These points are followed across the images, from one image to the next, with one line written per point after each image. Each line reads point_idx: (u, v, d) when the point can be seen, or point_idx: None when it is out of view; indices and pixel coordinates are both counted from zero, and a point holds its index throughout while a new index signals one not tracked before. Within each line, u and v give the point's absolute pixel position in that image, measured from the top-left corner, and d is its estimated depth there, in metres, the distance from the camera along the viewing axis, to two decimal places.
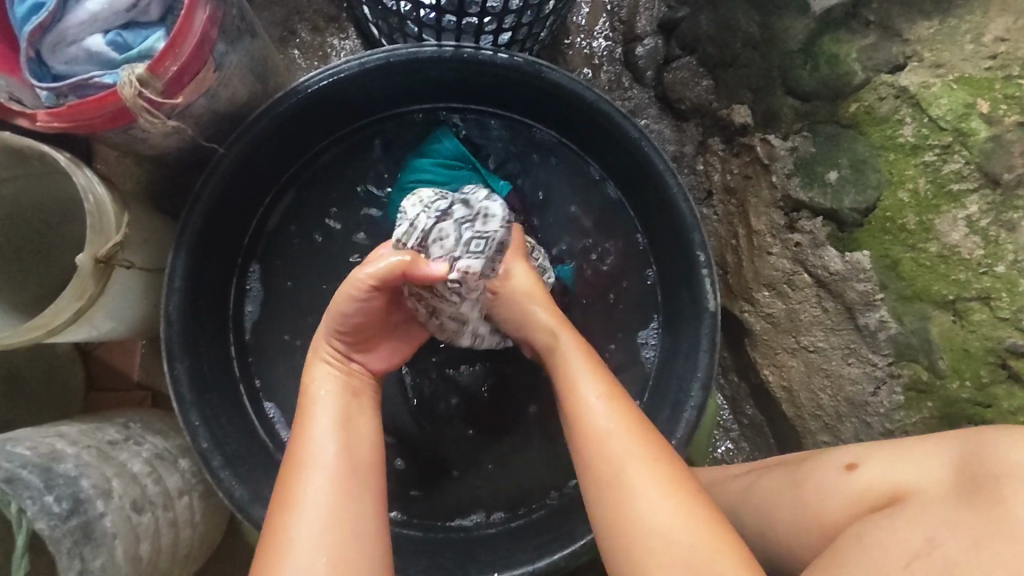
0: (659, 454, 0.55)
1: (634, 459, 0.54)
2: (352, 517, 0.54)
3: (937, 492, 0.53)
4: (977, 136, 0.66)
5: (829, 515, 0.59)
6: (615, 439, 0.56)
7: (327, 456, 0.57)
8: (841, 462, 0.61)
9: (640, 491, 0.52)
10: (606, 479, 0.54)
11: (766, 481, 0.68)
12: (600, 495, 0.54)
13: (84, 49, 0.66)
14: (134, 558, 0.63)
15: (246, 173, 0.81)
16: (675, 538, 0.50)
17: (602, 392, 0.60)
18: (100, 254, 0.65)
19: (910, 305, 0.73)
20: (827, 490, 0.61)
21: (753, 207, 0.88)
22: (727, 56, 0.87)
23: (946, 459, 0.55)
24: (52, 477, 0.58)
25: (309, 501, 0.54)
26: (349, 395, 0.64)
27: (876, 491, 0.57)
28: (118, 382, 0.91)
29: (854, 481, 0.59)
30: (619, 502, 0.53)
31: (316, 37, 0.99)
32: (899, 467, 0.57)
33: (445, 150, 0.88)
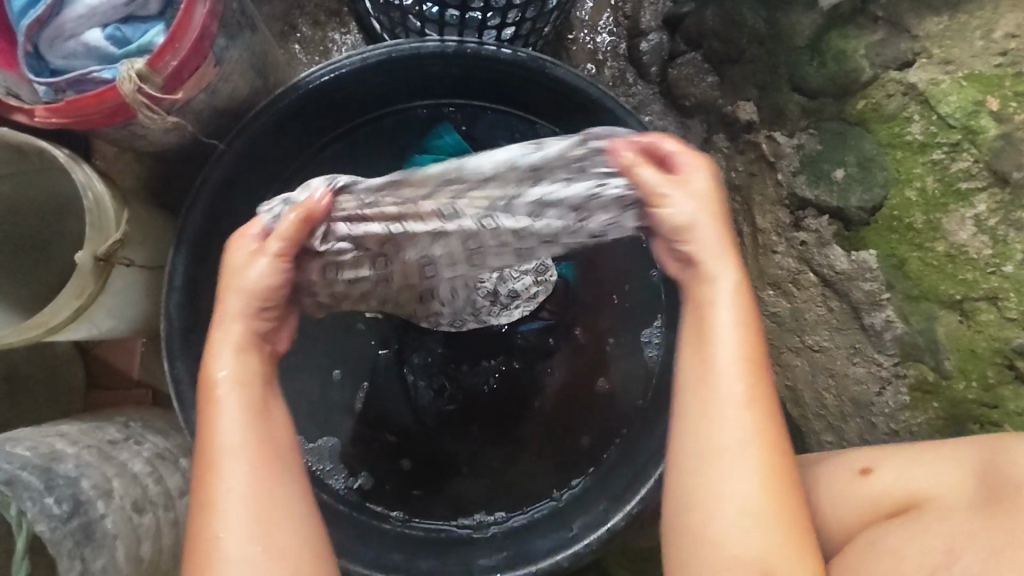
0: (767, 454, 0.55)
1: (744, 449, 0.55)
2: (286, 502, 0.55)
3: (958, 503, 0.57)
4: (987, 133, 0.65)
5: (838, 520, 0.61)
6: (732, 415, 0.55)
7: (236, 447, 0.55)
8: (853, 465, 0.62)
9: (739, 492, 0.54)
10: (710, 467, 0.55)
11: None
12: (692, 489, 0.56)
13: (83, 43, 0.65)
14: (135, 559, 0.63)
15: (247, 169, 0.80)
16: (750, 532, 0.54)
17: (738, 363, 0.56)
18: (100, 252, 0.65)
19: (916, 305, 0.73)
20: (838, 494, 0.61)
21: (758, 205, 0.87)
22: (733, 52, 0.86)
23: (963, 467, 0.58)
24: (53, 478, 0.58)
25: (233, 497, 0.54)
26: (258, 384, 0.59)
27: (891, 497, 0.59)
28: (119, 380, 0.90)
29: (870, 487, 0.60)
30: (714, 494, 0.55)
31: (316, 32, 0.98)
32: (915, 473, 0.59)
33: (447, 144, 0.88)
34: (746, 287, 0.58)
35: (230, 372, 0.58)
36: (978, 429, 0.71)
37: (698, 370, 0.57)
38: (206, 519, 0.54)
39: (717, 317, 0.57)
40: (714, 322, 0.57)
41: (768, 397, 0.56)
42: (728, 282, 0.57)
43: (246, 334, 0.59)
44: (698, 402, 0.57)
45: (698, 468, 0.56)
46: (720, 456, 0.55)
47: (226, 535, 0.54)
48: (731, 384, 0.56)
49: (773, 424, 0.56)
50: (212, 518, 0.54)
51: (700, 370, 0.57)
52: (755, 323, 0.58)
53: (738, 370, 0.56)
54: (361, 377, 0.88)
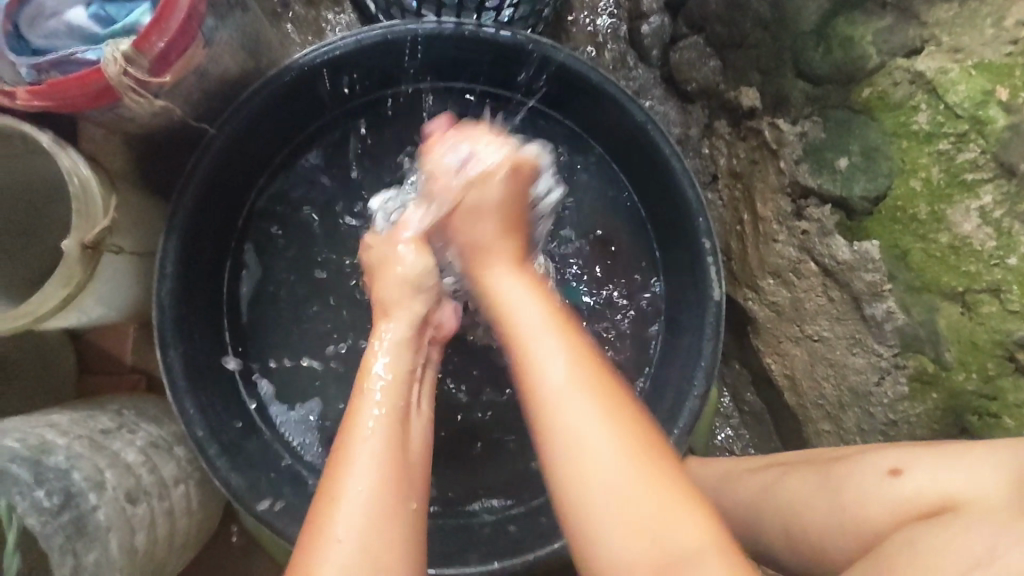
0: (622, 418, 0.53)
1: (572, 395, 0.53)
2: (412, 459, 0.58)
3: (990, 508, 0.51)
4: (995, 124, 0.64)
5: (869, 521, 0.58)
6: (564, 395, 0.54)
7: (374, 448, 0.56)
8: (882, 465, 0.60)
9: (598, 456, 0.51)
10: (555, 440, 0.52)
11: (794, 478, 0.68)
12: (559, 459, 0.52)
13: (65, 22, 0.63)
14: (130, 551, 0.62)
15: (240, 153, 0.78)
16: (614, 489, 0.50)
17: (570, 368, 0.55)
18: (87, 239, 0.63)
19: (917, 297, 0.72)
20: (867, 494, 0.59)
21: (759, 193, 0.86)
22: (735, 36, 0.84)
23: (997, 472, 0.53)
24: (43, 471, 0.57)
25: (369, 425, 0.58)
26: (406, 376, 0.64)
27: (924, 500, 0.55)
28: (110, 365, 0.89)
29: (898, 487, 0.58)
30: (569, 452, 0.52)
31: (310, 11, 0.95)
32: (945, 476, 0.55)
33: None
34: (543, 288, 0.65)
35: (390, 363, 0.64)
36: (976, 420, 0.71)
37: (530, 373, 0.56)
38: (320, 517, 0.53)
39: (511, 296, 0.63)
40: (528, 323, 0.59)
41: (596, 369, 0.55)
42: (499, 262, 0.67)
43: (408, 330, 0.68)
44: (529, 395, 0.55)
45: (563, 453, 0.52)
46: (548, 411, 0.54)
47: (358, 469, 0.55)
48: (554, 364, 0.55)
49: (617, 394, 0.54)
50: (336, 487, 0.54)
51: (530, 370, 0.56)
52: (569, 315, 0.61)
53: (572, 372, 0.55)
54: None
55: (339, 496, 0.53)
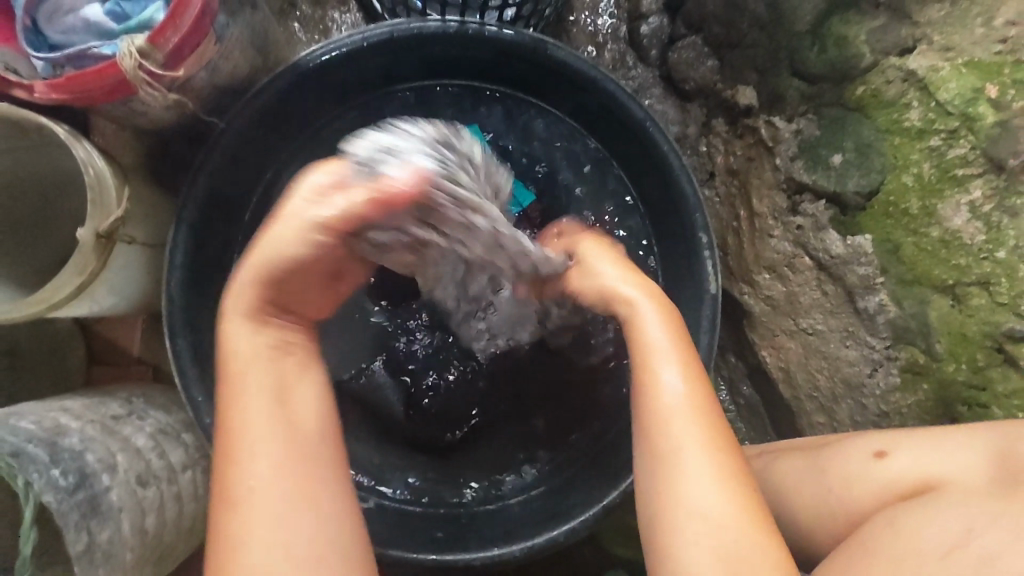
0: (725, 468, 0.55)
1: (689, 441, 0.56)
2: (321, 502, 0.55)
3: (971, 492, 0.53)
4: (984, 120, 0.66)
5: (854, 502, 0.60)
6: (691, 432, 0.56)
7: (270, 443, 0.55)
8: (869, 448, 0.61)
9: (698, 480, 0.54)
10: (665, 457, 0.56)
11: (784, 462, 0.69)
12: (658, 507, 0.55)
13: (82, 19, 0.64)
14: (140, 531, 0.63)
15: (248, 147, 0.80)
16: (714, 508, 0.53)
17: (688, 397, 0.58)
18: (101, 229, 0.65)
19: (910, 290, 0.74)
20: (854, 476, 0.61)
21: (755, 188, 0.88)
22: (732, 36, 0.86)
23: (979, 455, 0.55)
24: (58, 451, 0.58)
25: (252, 498, 0.53)
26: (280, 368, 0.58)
27: (909, 483, 0.57)
28: (117, 356, 0.90)
29: (884, 469, 0.59)
30: (670, 479, 0.55)
31: (316, 11, 0.97)
32: (929, 460, 0.57)
33: None
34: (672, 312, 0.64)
35: (244, 348, 0.57)
36: (966, 410, 0.72)
37: (647, 397, 0.58)
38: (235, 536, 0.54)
39: (646, 326, 0.62)
40: (652, 355, 0.60)
41: (714, 413, 0.57)
42: (648, 310, 0.62)
43: (271, 276, 0.57)
44: (645, 408, 0.58)
45: (660, 478, 0.56)
46: (672, 443, 0.56)
47: (248, 506, 0.53)
48: (675, 391, 0.58)
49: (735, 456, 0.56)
50: (232, 524, 0.53)
51: (650, 398, 0.58)
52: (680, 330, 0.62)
53: (689, 396, 0.58)
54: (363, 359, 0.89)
55: (240, 514, 0.53)
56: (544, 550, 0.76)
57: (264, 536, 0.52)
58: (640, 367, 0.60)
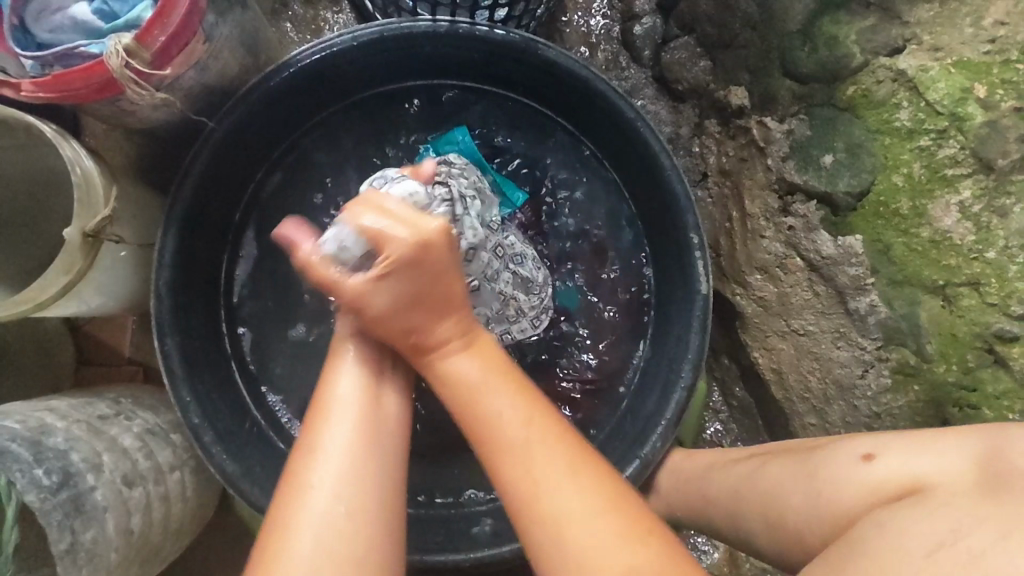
0: (593, 499, 0.55)
1: (540, 474, 0.56)
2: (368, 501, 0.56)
3: (956, 488, 0.53)
4: (973, 120, 0.66)
5: (841, 503, 0.60)
6: (522, 451, 0.57)
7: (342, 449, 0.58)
8: (856, 452, 0.61)
9: (577, 532, 0.54)
10: (533, 510, 0.56)
11: (775, 467, 0.69)
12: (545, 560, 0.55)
13: (70, 17, 0.64)
14: (125, 532, 0.63)
15: (237, 147, 0.80)
16: (587, 533, 0.54)
17: (518, 413, 0.59)
18: (88, 228, 0.65)
19: (900, 290, 0.74)
20: (842, 481, 0.60)
21: (747, 190, 0.87)
22: (724, 36, 0.86)
23: (965, 455, 0.55)
24: (42, 450, 0.58)
25: (322, 472, 0.56)
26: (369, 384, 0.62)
27: (894, 483, 0.57)
28: (107, 357, 0.90)
29: (872, 472, 0.59)
30: (543, 536, 0.55)
31: (309, 11, 0.97)
32: (915, 461, 0.57)
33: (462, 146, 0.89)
34: (490, 339, 0.64)
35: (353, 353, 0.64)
36: (957, 411, 0.72)
37: (495, 452, 0.58)
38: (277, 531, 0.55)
39: (459, 366, 0.61)
40: (476, 390, 0.60)
41: (553, 429, 0.58)
42: (458, 347, 0.61)
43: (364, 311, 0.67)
44: (499, 459, 0.58)
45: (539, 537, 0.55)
46: (529, 492, 0.56)
47: (319, 486, 0.56)
48: (507, 415, 0.58)
49: (616, 488, 0.56)
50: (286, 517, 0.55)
51: (494, 449, 0.58)
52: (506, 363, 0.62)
53: (522, 416, 0.59)
54: None
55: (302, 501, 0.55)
56: (534, 552, 0.76)
57: (304, 542, 0.53)
58: (457, 402, 0.61)
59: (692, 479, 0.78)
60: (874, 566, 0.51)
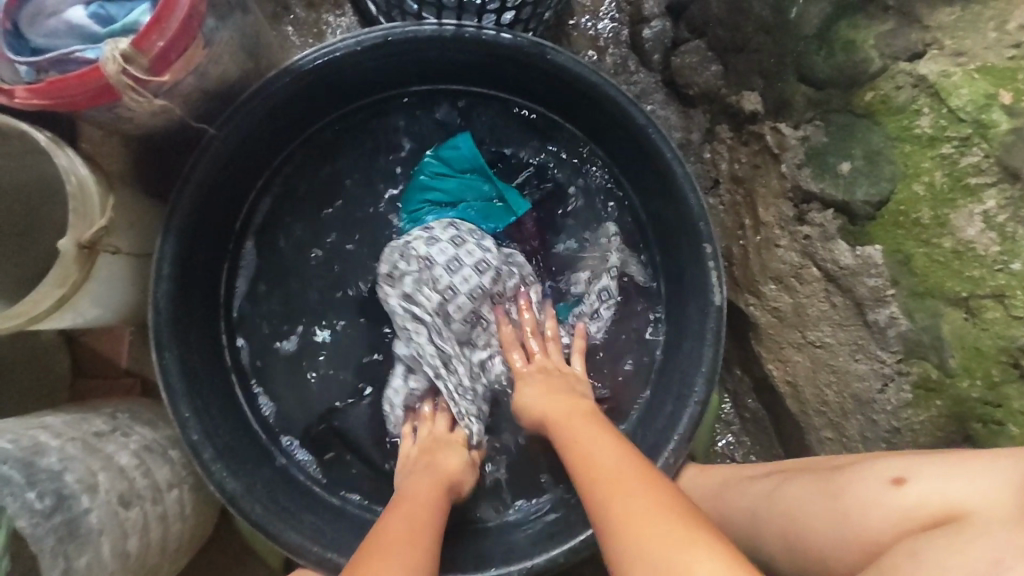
0: (671, 501, 0.52)
1: (624, 472, 0.57)
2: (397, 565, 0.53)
3: (996, 517, 0.50)
4: (997, 128, 0.64)
5: (865, 528, 0.57)
6: (619, 475, 0.57)
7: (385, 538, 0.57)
8: (887, 475, 0.59)
9: (642, 502, 0.52)
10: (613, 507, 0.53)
11: (796, 486, 0.66)
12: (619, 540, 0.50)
13: (64, 21, 0.62)
14: (121, 555, 0.61)
15: (238, 155, 0.78)
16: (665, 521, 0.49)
17: (612, 444, 0.63)
18: (84, 239, 0.63)
19: (921, 302, 0.71)
20: (870, 505, 0.58)
21: (761, 197, 0.85)
22: (737, 41, 0.84)
23: (1002, 481, 0.52)
24: (34, 472, 0.56)
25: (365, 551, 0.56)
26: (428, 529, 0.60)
27: (927, 510, 0.54)
28: (105, 368, 0.88)
29: (903, 497, 0.56)
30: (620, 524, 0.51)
31: (311, 14, 0.95)
32: (948, 485, 0.54)
33: (464, 152, 0.87)
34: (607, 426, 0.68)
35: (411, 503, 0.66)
36: (981, 427, 0.70)
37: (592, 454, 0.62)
38: None
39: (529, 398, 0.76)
40: (579, 436, 0.66)
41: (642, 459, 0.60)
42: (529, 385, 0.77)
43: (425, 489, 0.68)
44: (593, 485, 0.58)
45: (623, 511, 0.52)
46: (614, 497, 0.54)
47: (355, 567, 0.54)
48: (603, 451, 0.61)
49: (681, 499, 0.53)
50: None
51: (586, 455, 0.62)
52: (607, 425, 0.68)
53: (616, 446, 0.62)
54: None
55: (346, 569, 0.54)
56: (544, 572, 0.73)
57: None
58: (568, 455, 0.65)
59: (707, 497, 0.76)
60: None
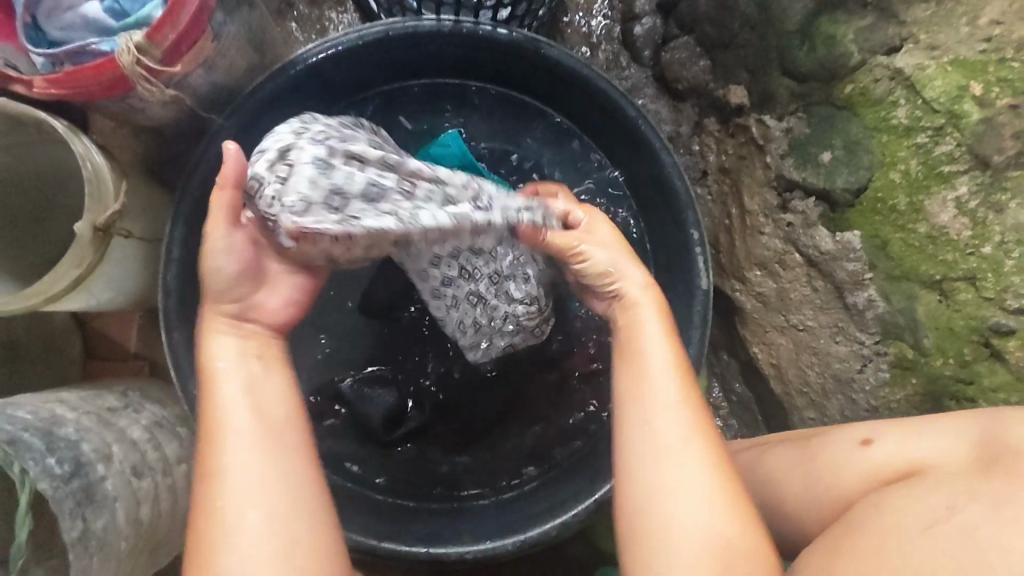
0: (716, 456, 0.56)
1: (673, 402, 0.58)
2: (283, 472, 0.56)
3: (954, 469, 0.54)
4: (969, 118, 0.67)
5: (840, 488, 0.61)
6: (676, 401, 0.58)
7: (246, 419, 0.57)
8: (855, 438, 0.62)
9: (689, 464, 0.55)
10: (655, 444, 0.57)
11: (773, 455, 0.70)
12: (651, 468, 0.56)
13: (82, 15, 0.65)
14: (135, 522, 0.64)
15: (244, 144, 0.81)
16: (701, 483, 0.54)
17: (672, 364, 0.60)
18: (99, 222, 0.66)
19: (897, 284, 0.75)
20: (840, 465, 0.62)
21: (746, 186, 0.88)
22: (725, 37, 0.87)
23: (961, 438, 0.56)
24: (54, 440, 0.59)
25: (232, 448, 0.56)
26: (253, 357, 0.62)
27: (891, 466, 0.58)
28: (114, 351, 0.91)
29: (868, 456, 0.60)
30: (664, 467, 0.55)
31: (313, 11, 0.98)
32: (911, 444, 0.58)
33: (452, 149, 0.82)
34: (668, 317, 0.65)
35: (226, 348, 0.61)
36: (954, 404, 0.73)
37: (633, 365, 0.61)
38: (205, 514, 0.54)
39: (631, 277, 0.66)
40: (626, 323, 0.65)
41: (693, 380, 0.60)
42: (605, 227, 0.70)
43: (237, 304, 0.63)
44: (633, 390, 0.60)
45: (654, 450, 0.56)
46: (663, 431, 0.57)
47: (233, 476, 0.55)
48: (663, 376, 0.59)
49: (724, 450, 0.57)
50: (212, 506, 0.54)
51: (632, 363, 0.62)
52: (676, 338, 0.63)
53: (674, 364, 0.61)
54: (359, 357, 0.90)
55: (218, 500, 0.54)
56: (538, 543, 0.77)
57: (234, 504, 0.54)
58: (626, 350, 0.63)
59: None
60: (873, 540, 0.52)
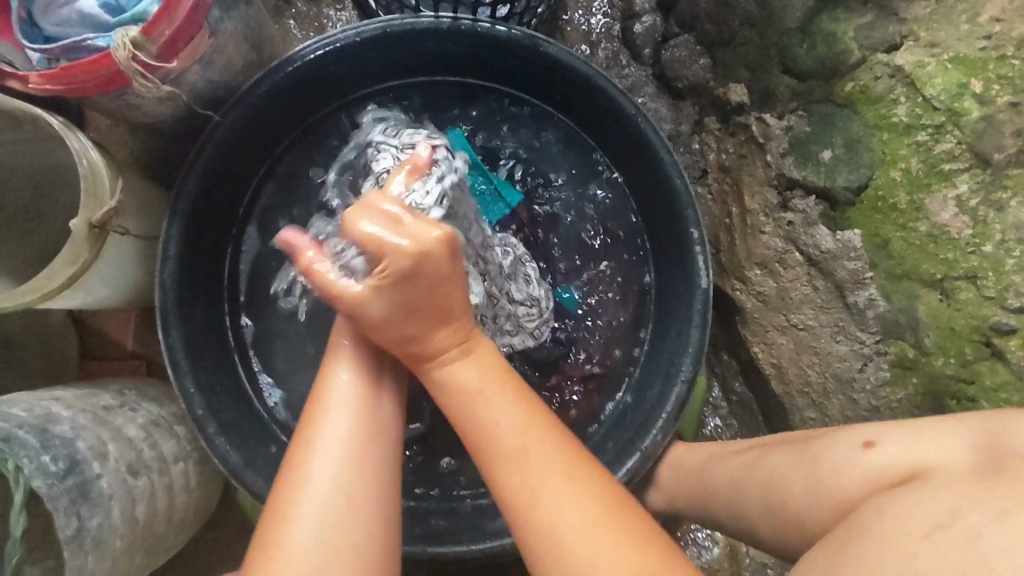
0: (587, 492, 0.57)
1: (532, 449, 0.59)
2: (372, 465, 0.60)
3: (956, 471, 0.54)
4: (970, 115, 0.67)
5: (843, 491, 0.60)
6: (519, 448, 0.59)
7: (347, 393, 0.63)
8: (856, 440, 0.62)
9: (563, 506, 0.56)
10: (524, 498, 0.58)
11: (774, 457, 0.70)
12: (526, 525, 0.57)
13: (77, 10, 0.65)
14: (130, 520, 0.64)
15: (241, 142, 0.81)
16: (578, 522, 0.55)
17: (519, 413, 0.60)
18: (94, 219, 0.65)
19: (898, 283, 0.74)
20: (843, 468, 0.61)
21: (747, 186, 0.88)
22: (725, 35, 0.87)
23: (964, 440, 0.56)
24: (49, 438, 0.59)
25: (328, 432, 0.60)
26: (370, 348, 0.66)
27: (895, 469, 0.58)
28: (111, 350, 0.90)
29: (871, 458, 0.60)
30: (541, 520, 0.57)
31: (312, 8, 0.98)
32: (913, 447, 0.58)
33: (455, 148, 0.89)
34: (507, 364, 0.64)
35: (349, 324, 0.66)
36: (955, 404, 0.73)
37: (499, 437, 0.60)
38: (288, 492, 0.58)
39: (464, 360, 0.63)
40: (485, 392, 0.62)
41: (542, 417, 0.61)
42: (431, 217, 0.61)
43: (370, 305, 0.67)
44: (492, 452, 0.60)
45: (522, 505, 0.58)
46: (525, 483, 0.58)
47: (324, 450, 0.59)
48: (504, 419, 0.60)
49: (602, 494, 0.57)
50: (294, 490, 0.58)
51: (496, 438, 0.60)
52: (510, 371, 0.64)
53: (520, 412, 0.61)
54: None
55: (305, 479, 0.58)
56: None
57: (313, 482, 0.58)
58: (448, 396, 0.63)
59: (694, 475, 0.78)
60: (879, 543, 0.51)
